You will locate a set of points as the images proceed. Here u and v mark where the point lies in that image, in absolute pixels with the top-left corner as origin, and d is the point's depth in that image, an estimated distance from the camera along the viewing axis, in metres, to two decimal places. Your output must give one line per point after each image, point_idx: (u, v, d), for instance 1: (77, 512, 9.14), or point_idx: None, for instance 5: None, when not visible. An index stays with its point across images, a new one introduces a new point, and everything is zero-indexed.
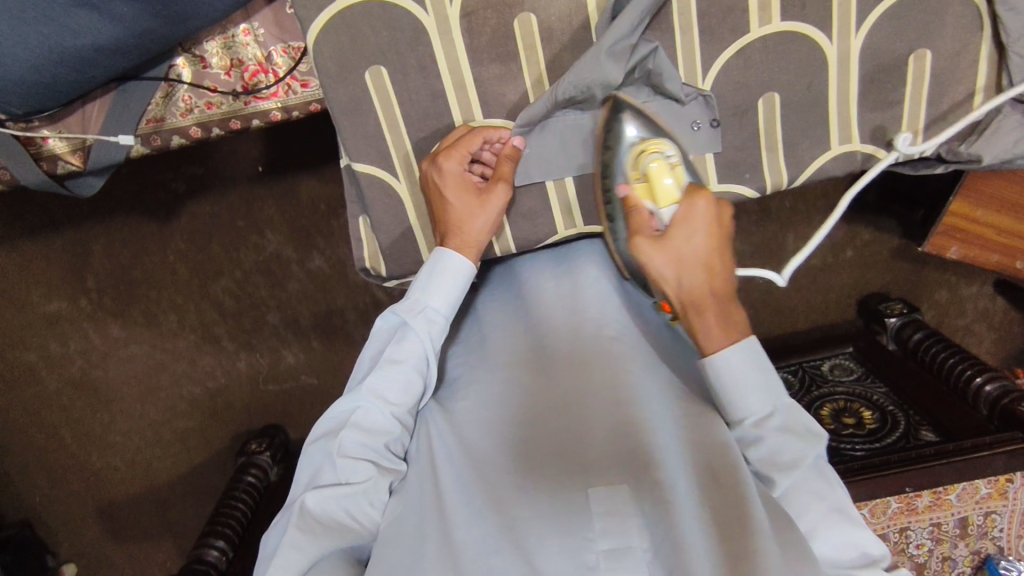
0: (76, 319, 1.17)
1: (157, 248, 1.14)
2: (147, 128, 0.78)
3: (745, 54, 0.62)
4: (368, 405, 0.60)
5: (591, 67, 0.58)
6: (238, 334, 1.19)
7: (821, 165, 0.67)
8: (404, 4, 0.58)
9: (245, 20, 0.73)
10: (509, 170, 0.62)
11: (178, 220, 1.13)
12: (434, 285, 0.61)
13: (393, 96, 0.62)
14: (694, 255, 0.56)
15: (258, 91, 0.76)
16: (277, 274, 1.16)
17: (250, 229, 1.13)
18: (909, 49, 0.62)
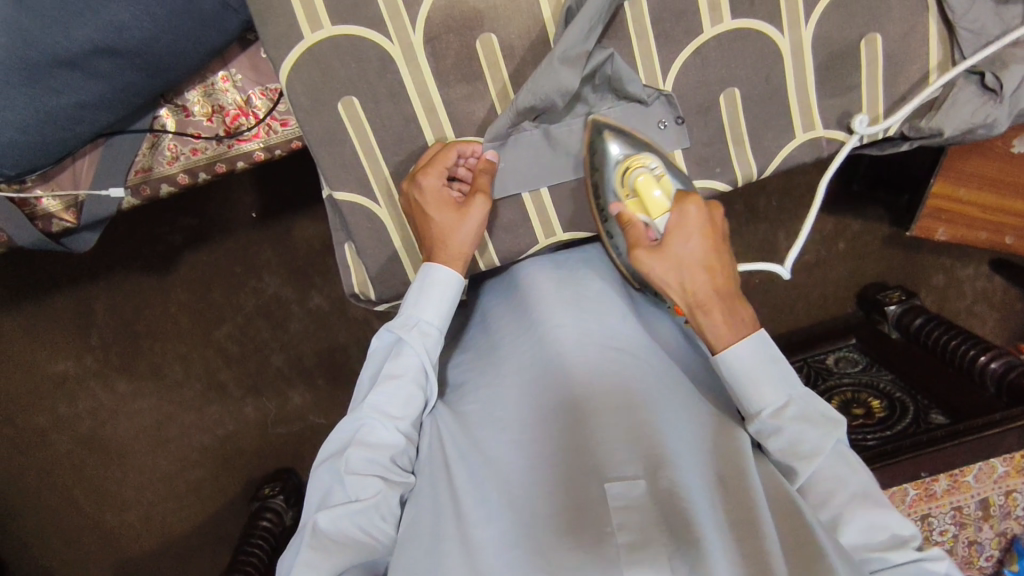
0: (84, 378, 1.19)
1: (159, 301, 1.16)
2: (135, 178, 0.80)
3: (702, 53, 0.64)
4: (371, 421, 0.61)
5: (546, 76, 0.60)
6: (244, 378, 1.21)
7: (788, 153, 0.69)
8: (369, 36, 0.61)
9: (223, 67, 0.76)
10: (486, 182, 0.64)
11: (178, 272, 1.15)
12: (425, 299, 0.63)
13: (367, 124, 0.64)
14: (693, 258, 0.58)
15: (241, 133, 0.79)
16: (278, 316, 1.18)
17: (248, 273, 1.15)
18: (859, 34, 0.64)
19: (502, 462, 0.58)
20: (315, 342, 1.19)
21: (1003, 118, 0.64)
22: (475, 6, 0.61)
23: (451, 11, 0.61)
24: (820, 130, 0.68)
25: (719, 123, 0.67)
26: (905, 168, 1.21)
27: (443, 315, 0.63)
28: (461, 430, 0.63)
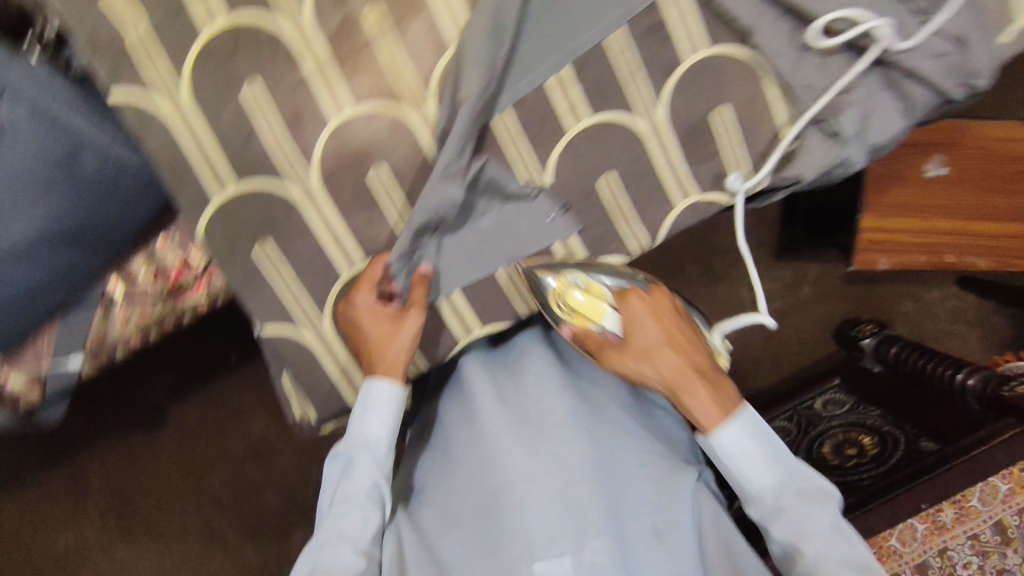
0: (83, 552, 1.19)
1: (149, 460, 1.19)
2: (92, 345, 0.86)
3: (572, 147, 0.71)
4: (337, 548, 0.65)
5: (434, 194, 0.68)
6: (239, 525, 1.20)
7: (674, 219, 0.75)
8: (273, 186, 0.69)
9: (162, 231, 0.83)
10: (420, 293, 0.70)
11: (164, 428, 1.18)
12: (368, 416, 0.69)
13: (285, 262, 0.71)
14: (657, 347, 0.68)
15: (183, 288, 0.85)
16: (266, 455, 1.19)
17: (233, 418, 1.18)
18: (707, 107, 0.72)
19: (456, 548, 0.66)
20: (306, 474, 1.19)
21: (853, 155, 0.71)
22: (362, 145, 0.69)
23: (341, 152, 0.69)
24: (698, 193, 0.74)
25: (605, 204, 0.73)
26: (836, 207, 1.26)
27: (392, 426, 0.70)
28: (421, 531, 0.69)
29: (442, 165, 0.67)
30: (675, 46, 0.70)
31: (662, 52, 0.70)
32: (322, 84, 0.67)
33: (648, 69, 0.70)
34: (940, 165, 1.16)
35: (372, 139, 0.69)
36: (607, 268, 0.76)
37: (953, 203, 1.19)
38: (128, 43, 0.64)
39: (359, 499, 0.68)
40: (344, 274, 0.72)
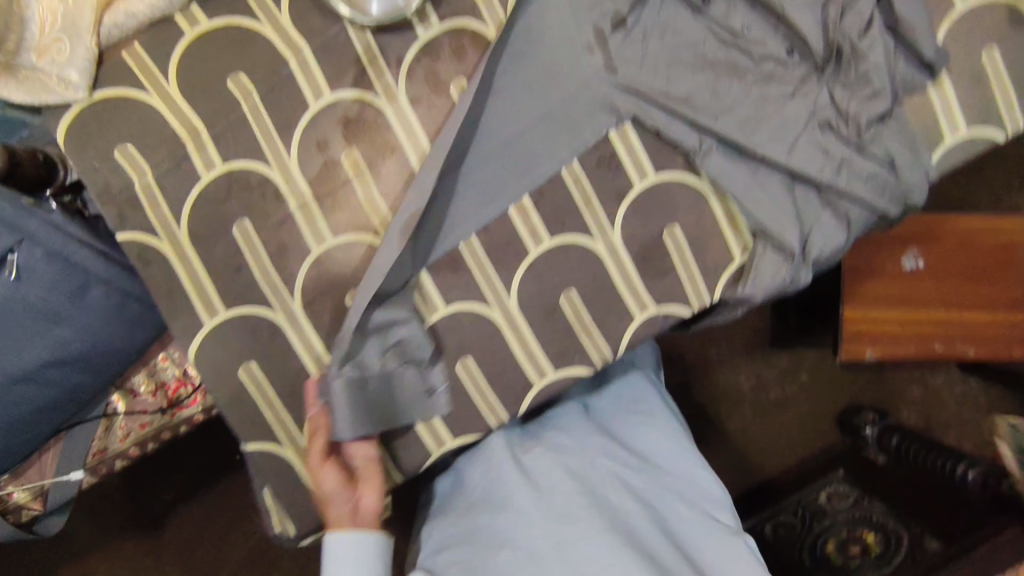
0: None
1: (152, 565, 1.21)
2: (93, 459, 0.90)
3: (534, 267, 0.77)
4: None
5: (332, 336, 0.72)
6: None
7: (636, 331, 0.79)
8: (257, 311, 0.75)
9: (163, 350, 0.90)
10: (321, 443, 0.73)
11: (167, 533, 1.21)
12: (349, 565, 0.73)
13: (269, 381, 0.75)
14: None
15: (180, 401, 0.90)
16: (267, 559, 1.21)
17: (235, 521, 1.21)
18: (659, 227, 0.78)
19: None
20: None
21: (801, 271, 0.76)
22: (341, 272, 0.75)
23: (322, 279, 0.75)
24: (658, 306, 0.79)
25: (569, 318, 0.78)
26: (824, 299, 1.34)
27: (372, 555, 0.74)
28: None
29: (416, 297, 0.75)
30: (625, 174, 0.77)
31: (614, 180, 0.77)
32: (305, 220, 0.74)
33: (602, 196, 0.77)
34: (916, 260, 1.28)
35: (350, 266, 0.75)
36: (575, 380, 0.80)
37: (937, 296, 1.28)
38: (134, 191, 0.72)
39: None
40: None
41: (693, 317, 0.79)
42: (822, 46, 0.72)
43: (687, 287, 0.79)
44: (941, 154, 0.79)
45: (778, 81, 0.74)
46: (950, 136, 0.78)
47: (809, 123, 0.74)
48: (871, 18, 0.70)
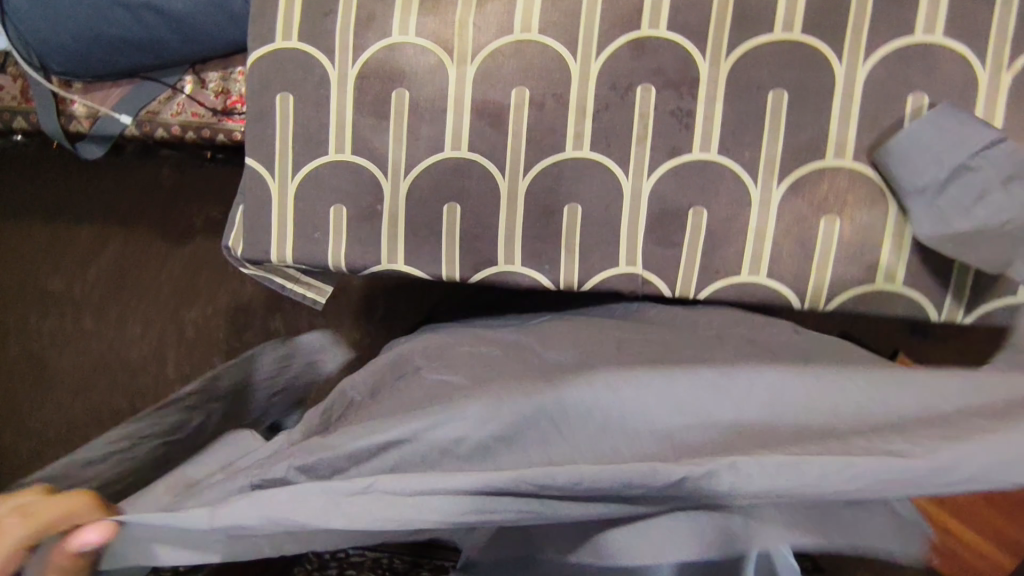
0: (79, 298, 1.59)
1: (158, 263, 1.57)
2: (144, 116, 1.02)
3: (559, 166, 0.78)
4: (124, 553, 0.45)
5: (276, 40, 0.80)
6: (145, 375, 1.55)
7: (606, 280, 0.80)
8: (319, 58, 0.80)
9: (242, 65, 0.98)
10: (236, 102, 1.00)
11: (185, 247, 1.56)
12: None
13: (293, 122, 0.81)
14: None
15: (232, 114, 1.00)
16: (239, 320, 1.52)
17: (234, 276, 1.53)
18: (688, 203, 0.77)
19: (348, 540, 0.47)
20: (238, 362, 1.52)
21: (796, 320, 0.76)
22: (401, 68, 0.79)
23: (383, 64, 0.79)
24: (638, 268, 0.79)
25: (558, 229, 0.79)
26: None
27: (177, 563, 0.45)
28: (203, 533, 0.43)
29: (447, 130, 0.79)
30: (689, 137, 0.76)
31: (679, 133, 0.76)
32: (401, 8, 0.79)
33: (655, 143, 0.77)
34: None
35: (411, 68, 0.79)
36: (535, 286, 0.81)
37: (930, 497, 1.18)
38: None
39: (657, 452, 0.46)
40: (329, 156, 0.81)
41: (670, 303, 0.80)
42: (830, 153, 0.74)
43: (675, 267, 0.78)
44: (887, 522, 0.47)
45: (866, 141, 0.73)
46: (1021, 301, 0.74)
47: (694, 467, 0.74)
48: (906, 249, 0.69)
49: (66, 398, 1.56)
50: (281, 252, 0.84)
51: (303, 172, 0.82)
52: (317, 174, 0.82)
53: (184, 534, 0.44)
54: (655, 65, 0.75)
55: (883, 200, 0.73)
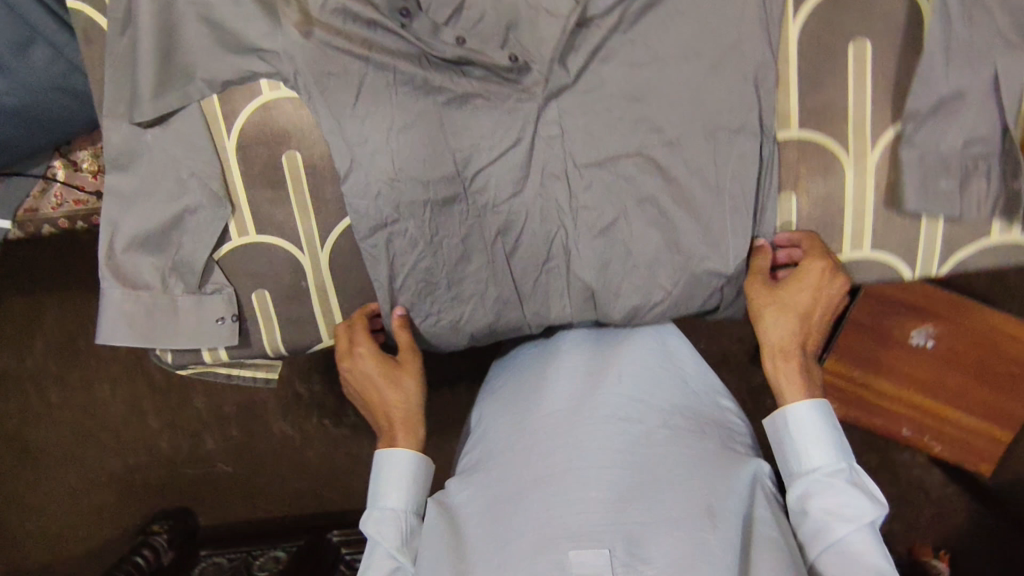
0: None
1: None
2: (22, 215, 0.90)
3: (485, 189, 0.69)
4: (385, 521, 0.73)
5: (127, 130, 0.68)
6: (129, 429, 1.69)
7: (566, 310, 0.73)
8: (192, 130, 0.69)
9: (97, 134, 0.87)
10: (79, 182, 0.88)
11: None
12: (396, 457, 0.73)
13: (176, 210, 0.70)
14: (800, 305, 0.68)
15: (81, 196, 0.89)
16: None
17: None
18: (635, 201, 0.69)
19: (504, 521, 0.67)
20: None
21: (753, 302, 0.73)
22: (284, 126, 0.69)
23: (262, 126, 0.69)
24: (591, 286, 0.71)
25: (501, 266, 0.71)
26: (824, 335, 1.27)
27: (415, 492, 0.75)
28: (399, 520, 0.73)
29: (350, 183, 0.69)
30: (619, 133, 0.68)
31: (606, 135, 0.68)
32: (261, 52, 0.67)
33: (580, 148, 0.68)
34: (927, 339, 1.19)
35: (295, 124, 0.69)
36: (502, 334, 0.75)
37: (928, 382, 1.22)
38: None
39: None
40: (233, 240, 0.73)
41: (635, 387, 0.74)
42: (771, 124, 0.67)
43: (628, 281, 0.71)
44: (770, 433, 0.72)
45: (808, 106, 0.67)
46: (996, 237, 0.68)
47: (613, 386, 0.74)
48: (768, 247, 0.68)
49: (61, 468, 1.70)
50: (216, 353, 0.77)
51: (209, 263, 0.73)
52: (224, 263, 0.74)
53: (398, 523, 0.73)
54: (556, 54, 0.66)
55: (838, 164, 0.68)
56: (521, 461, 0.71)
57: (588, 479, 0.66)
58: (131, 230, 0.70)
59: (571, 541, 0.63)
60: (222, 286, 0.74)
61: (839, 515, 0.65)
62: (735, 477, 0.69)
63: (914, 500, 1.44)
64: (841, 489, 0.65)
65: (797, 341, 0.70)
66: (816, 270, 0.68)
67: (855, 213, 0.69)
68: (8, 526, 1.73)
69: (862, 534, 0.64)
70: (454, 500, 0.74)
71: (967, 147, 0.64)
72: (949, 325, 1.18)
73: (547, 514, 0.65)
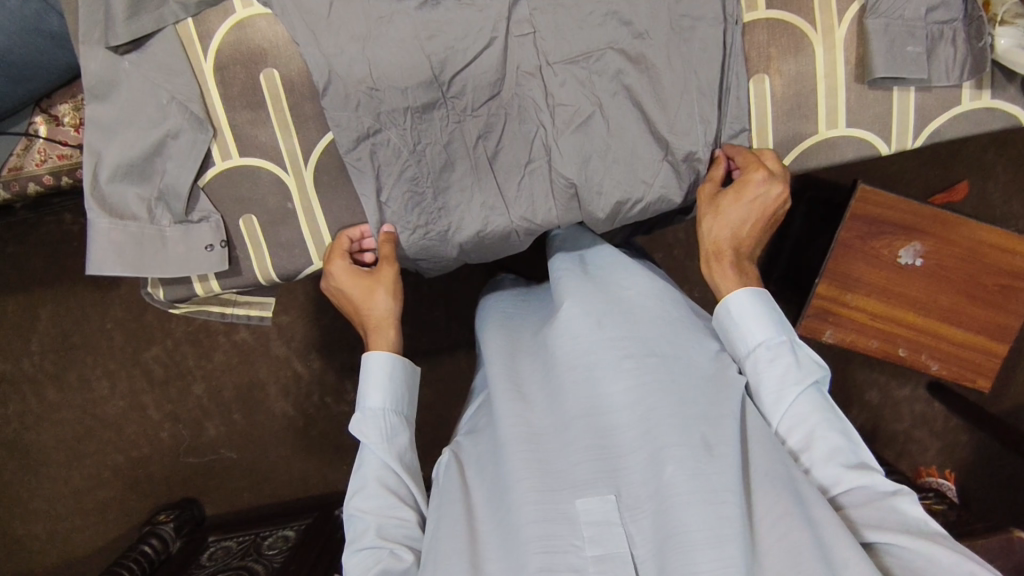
0: (19, 379, 1.49)
1: (96, 317, 1.47)
2: (8, 174, 0.90)
3: (462, 91, 0.70)
4: (372, 428, 0.72)
5: (103, 55, 0.68)
6: (129, 425, 1.52)
7: (552, 213, 0.73)
8: (170, 52, 0.69)
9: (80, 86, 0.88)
10: (61, 136, 0.89)
11: (116, 291, 1.46)
12: (376, 359, 0.73)
13: (157, 134, 0.70)
14: (735, 215, 0.68)
15: (64, 150, 0.89)
16: (203, 343, 1.48)
17: None
18: (611, 94, 0.69)
19: (516, 489, 0.56)
20: (216, 386, 1.50)
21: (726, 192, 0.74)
22: (260, 45, 0.70)
23: (238, 45, 0.70)
24: (575, 182, 0.70)
25: (484, 168, 0.72)
26: (808, 264, 1.25)
27: (396, 393, 0.74)
28: (387, 426, 0.72)
29: (328, 93, 0.69)
30: (594, 26, 0.68)
31: (578, 30, 0.69)
32: None
33: (553, 43, 0.69)
34: (915, 257, 1.17)
35: (271, 42, 0.70)
36: (486, 243, 0.75)
37: (920, 297, 1.19)
38: None
39: (818, 464, 0.61)
40: (217, 165, 0.73)
41: (624, 302, 0.65)
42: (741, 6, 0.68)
43: (610, 177, 0.70)
44: (714, 322, 0.68)
45: None
46: (967, 103, 0.70)
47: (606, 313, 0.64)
48: (744, 129, 0.71)
49: (58, 471, 1.54)
50: (208, 283, 0.77)
51: (196, 190, 0.74)
52: (209, 190, 0.74)
53: (385, 425, 0.72)
54: None
55: (807, 43, 0.69)
56: (506, 408, 0.61)
57: (608, 445, 0.58)
58: (110, 159, 0.70)
59: (573, 490, 0.56)
60: (208, 214, 0.74)
61: (787, 386, 0.62)
62: (726, 399, 0.59)
63: (921, 434, 1.43)
64: (785, 358, 0.63)
65: (736, 246, 0.70)
66: (752, 180, 0.67)
67: (828, 88, 0.70)
68: (10, 535, 1.56)
69: (808, 396, 0.62)
70: (459, 456, 0.65)
71: (930, 13, 0.66)
72: (934, 238, 1.17)
73: (537, 464, 0.57)
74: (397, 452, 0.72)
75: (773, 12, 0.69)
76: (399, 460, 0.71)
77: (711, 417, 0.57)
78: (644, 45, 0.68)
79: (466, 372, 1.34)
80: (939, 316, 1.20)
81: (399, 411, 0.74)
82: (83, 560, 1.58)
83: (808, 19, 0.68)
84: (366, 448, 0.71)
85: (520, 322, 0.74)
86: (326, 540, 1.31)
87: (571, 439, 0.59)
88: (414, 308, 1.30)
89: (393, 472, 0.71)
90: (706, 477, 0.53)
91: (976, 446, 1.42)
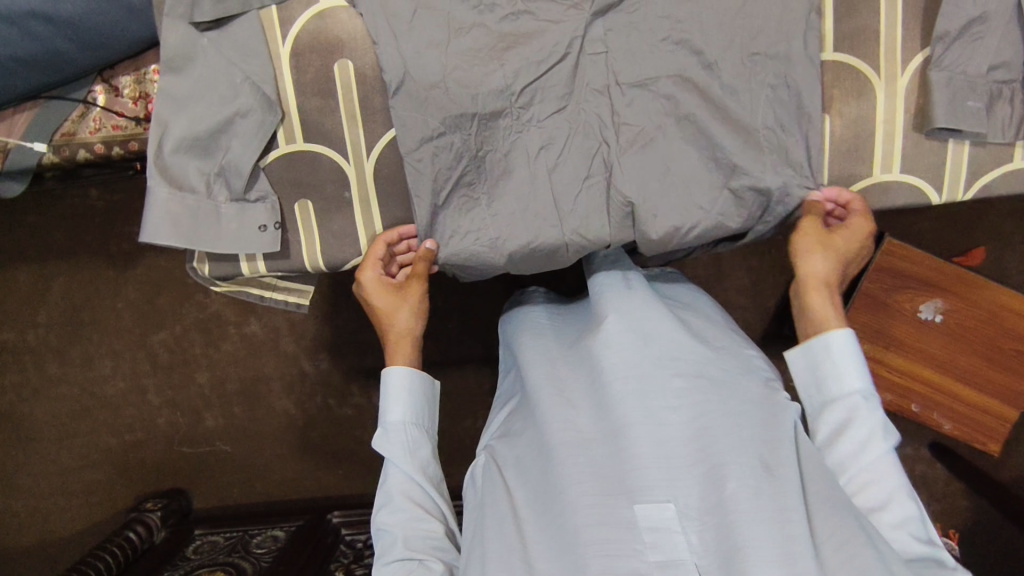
0: (24, 349, 1.48)
1: (110, 294, 1.46)
2: (60, 139, 0.91)
3: (532, 100, 0.71)
4: (395, 443, 0.71)
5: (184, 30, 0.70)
6: (127, 408, 1.50)
7: (606, 229, 0.73)
8: (252, 34, 0.71)
9: (145, 60, 0.88)
10: (118, 106, 0.89)
11: (133, 270, 1.45)
12: (397, 372, 0.74)
13: (227, 111, 0.71)
14: (843, 249, 0.72)
15: (120, 121, 0.90)
16: (214, 332, 1.47)
17: (196, 290, 1.45)
18: (676, 118, 0.71)
19: (571, 496, 0.56)
20: (221, 376, 1.48)
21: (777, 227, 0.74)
22: (339, 36, 0.72)
23: (318, 34, 0.72)
24: (632, 200, 0.71)
25: (541, 181, 0.72)
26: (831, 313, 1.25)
27: (417, 406, 0.74)
28: (409, 440, 0.72)
29: (401, 89, 0.70)
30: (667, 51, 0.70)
31: (651, 54, 0.70)
32: None
33: (624, 64, 0.71)
34: (935, 313, 1.19)
35: (350, 34, 0.72)
36: (534, 253, 0.73)
37: (937, 355, 1.20)
38: None
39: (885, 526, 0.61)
40: (280, 148, 0.74)
41: (662, 314, 0.66)
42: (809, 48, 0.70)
43: (668, 199, 0.71)
44: (803, 357, 0.69)
45: (842, 30, 0.70)
46: (1019, 161, 0.72)
47: (649, 326, 0.64)
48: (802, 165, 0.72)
49: (49, 446, 1.51)
50: (253, 264, 0.77)
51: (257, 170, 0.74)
52: (269, 171, 0.75)
53: (406, 438, 0.72)
54: None
55: (870, 88, 0.71)
56: (555, 417, 0.61)
57: (662, 456, 0.57)
58: (177, 131, 0.70)
59: (631, 496, 0.56)
60: (265, 195, 0.75)
61: (873, 440, 0.63)
62: (781, 424, 0.60)
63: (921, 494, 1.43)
64: (876, 413, 0.64)
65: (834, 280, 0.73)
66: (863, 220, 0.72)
67: (885, 134, 0.72)
68: None
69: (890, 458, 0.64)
70: (496, 458, 0.65)
71: (992, 71, 0.68)
72: (956, 297, 1.18)
73: (591, 470, 0.57)
74: (421, 465, 0.72)
75: (840, 56, 0.71)
76: (423, 472, 0.71)
77: (766, 441, 0.58)
78: (714, 73, 0.70)
79: (476, 387, 1.33)
80: (956, 376, 1.21)
81: (420, 425, 0.74)
82: (61, 541, 1.54)
83: (872, 67, 0.71)
84: (389, 465, 0.71)
85: (563, 329, 0.74)
86: (318, 543, 1.28)
87: (620, 448, 0.58)
88: (431, 316, 1.30)
89: (418, 485, 0.70)
90: (766, 496, 0.54)
91: (976, 513, 1.42)
